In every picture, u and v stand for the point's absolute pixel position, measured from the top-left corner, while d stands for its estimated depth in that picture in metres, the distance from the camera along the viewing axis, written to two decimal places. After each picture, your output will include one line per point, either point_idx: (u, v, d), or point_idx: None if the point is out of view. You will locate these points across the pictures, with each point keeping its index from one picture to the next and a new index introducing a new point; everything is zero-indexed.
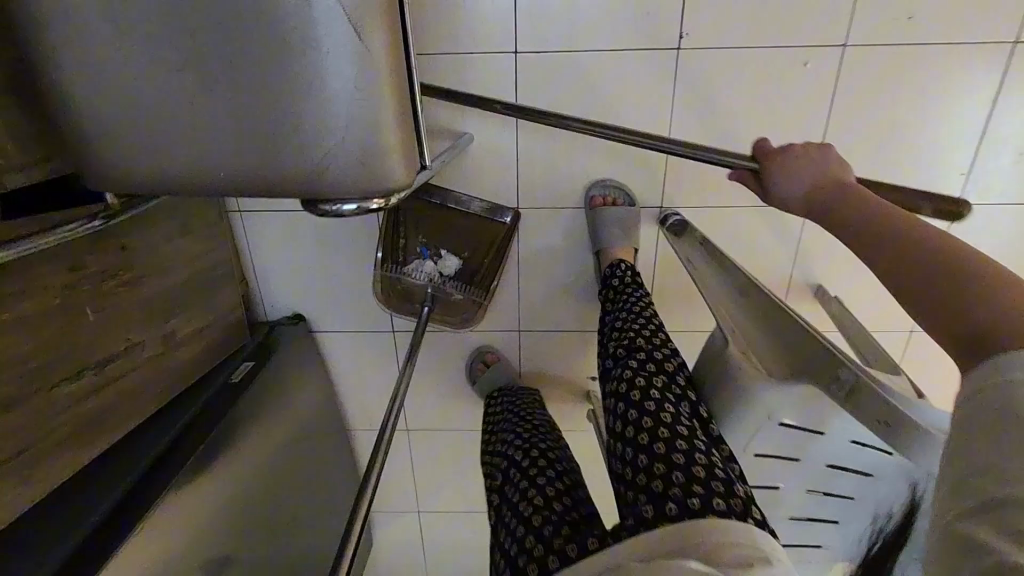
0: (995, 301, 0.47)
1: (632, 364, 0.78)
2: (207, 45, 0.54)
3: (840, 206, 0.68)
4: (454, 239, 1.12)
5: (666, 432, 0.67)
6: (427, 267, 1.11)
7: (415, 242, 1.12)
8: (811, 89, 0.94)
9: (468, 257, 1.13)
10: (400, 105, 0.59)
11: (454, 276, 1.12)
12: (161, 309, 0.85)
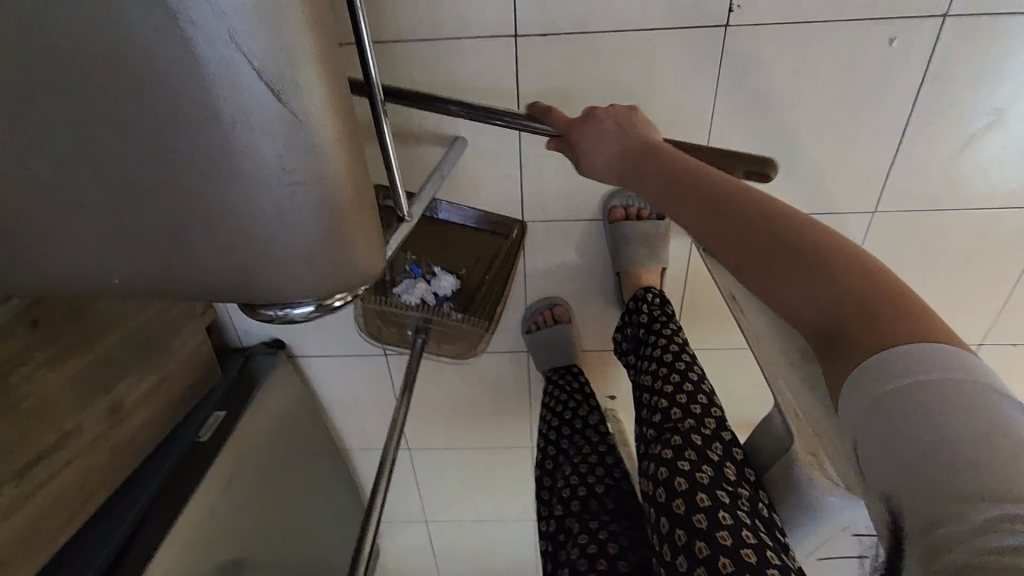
0: (905, 329, 0.43)
1: (667, 448, 0.64)
2: (60, 117, 0.36)
3: (674, 182, 0.58)
4: (450, 254, 0.90)
5: (726, 554, 0.53)
6: (418, 288, 0.86)
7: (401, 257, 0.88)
8: (892, 73, 0.75)
9: (469, 274, 0.89)
10: (358, 175, 0.42)
11: (452, 298, 0.87)
12: (103, 378, 0.72)
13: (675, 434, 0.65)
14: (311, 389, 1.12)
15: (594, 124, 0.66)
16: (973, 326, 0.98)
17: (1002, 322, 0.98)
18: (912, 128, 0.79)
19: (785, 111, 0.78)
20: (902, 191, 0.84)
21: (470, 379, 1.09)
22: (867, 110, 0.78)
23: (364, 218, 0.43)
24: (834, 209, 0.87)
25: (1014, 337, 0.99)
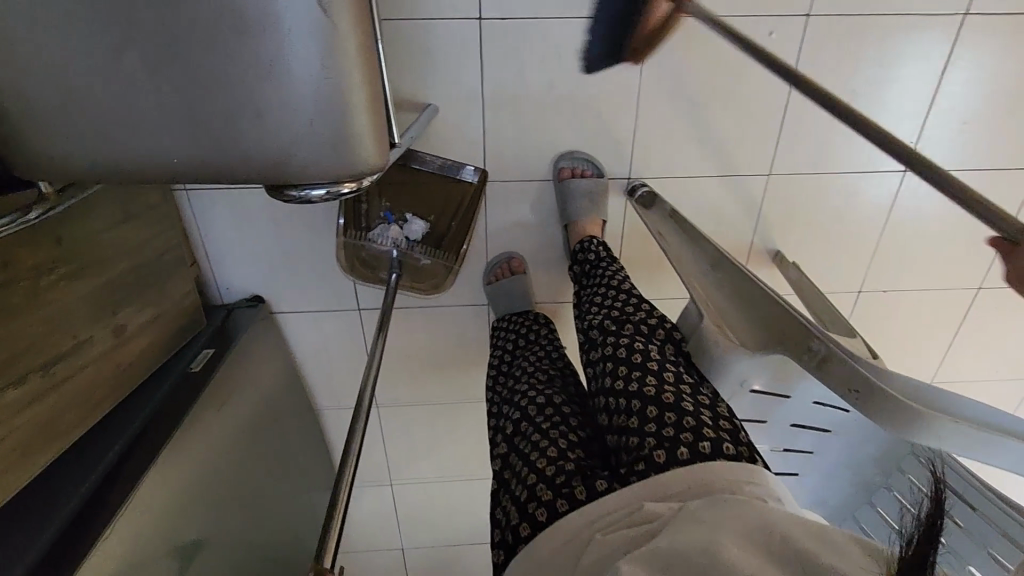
0: None
1: (623, 326, 0.78)
2: (147, 21, 0.48)
3: None
4: (420, 203, 1.07)
5: (669, 386, 0.68)
6: (392, 232, 1.06)
7: (378, 205, 1.07)
8: (773, 59, 0.96)
9: (434, 222, 1.08)
10: (371, 84, 0.55)
11: (421, 240, 1.08)
12: (110, 300, 0.79)
13: (629, 318, 0.80)
14: (286, 347, 1.20)
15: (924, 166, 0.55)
16: (853, 274, 1.20)
17: (874, 271, 1.20)
18: (791, 104, 1.00)
19: (695, 88, 0.98)
20: (788, 157, 1.05)
21: (435, 333, 1.21)
22: (757, 89, 0.99)
23: (371, 118, 0.56)
24: (738, 172, 1.06)
25: (884, 284, 1.22)
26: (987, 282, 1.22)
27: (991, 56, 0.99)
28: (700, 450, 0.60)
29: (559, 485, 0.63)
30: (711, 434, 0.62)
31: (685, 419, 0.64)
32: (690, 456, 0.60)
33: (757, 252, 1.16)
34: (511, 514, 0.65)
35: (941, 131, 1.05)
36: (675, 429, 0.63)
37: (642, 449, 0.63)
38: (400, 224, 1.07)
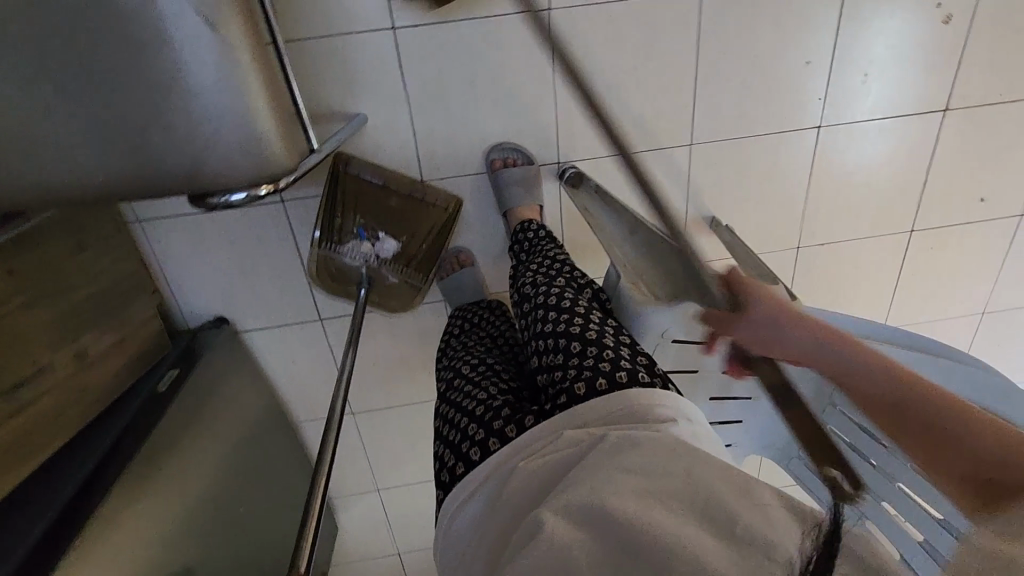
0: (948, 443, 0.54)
1: (555, 289, 0.88)
2: (53, 54, 0.53)
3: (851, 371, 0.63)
4: (396, 223, 1.12)
5: (592, 334, 0.77)
6: (364, 249, 1.11)
7: (353, 220, 1.10)
8: (676, 36, 1.02)
9: (407, 244, 1.14)
10: (272, 92, 0.60)
11: (390, 259, 1.14)
12: (68, 327, 0.83)
13: (561, 283, 0.89)
14: (255, 364, 1.24)
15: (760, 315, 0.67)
16: (787, 231, 1.26)
17: (808, 226, 1.26)
18: (701, 75, 1.06)
19: (608, 70, 1.04)
20: (707, 126, 1.11)
21: (397, 334, 1.25)
22: (667, 65, 1.05)
23: (278, 122, 0.61)
24: (661, 145, 1.12)
25: (820, 238, 1.28)
26: (916, 225, 1.28)
27: (881, 9, 1.05)
28: (617, 379, 0.69)
29: (492, 424, 0.72)
30: (625, 367, 0.71)
31: (604, 359, 0.73)
32: (608, 385, 0.69)
33: (693, 220, 1.21)
34: (453, 455, 0.74)
35: (848, 86, 1.11)
36: (595, 365, 0.72)
37: (565, 386, 0.72)
38: (371, 242, 1.12)
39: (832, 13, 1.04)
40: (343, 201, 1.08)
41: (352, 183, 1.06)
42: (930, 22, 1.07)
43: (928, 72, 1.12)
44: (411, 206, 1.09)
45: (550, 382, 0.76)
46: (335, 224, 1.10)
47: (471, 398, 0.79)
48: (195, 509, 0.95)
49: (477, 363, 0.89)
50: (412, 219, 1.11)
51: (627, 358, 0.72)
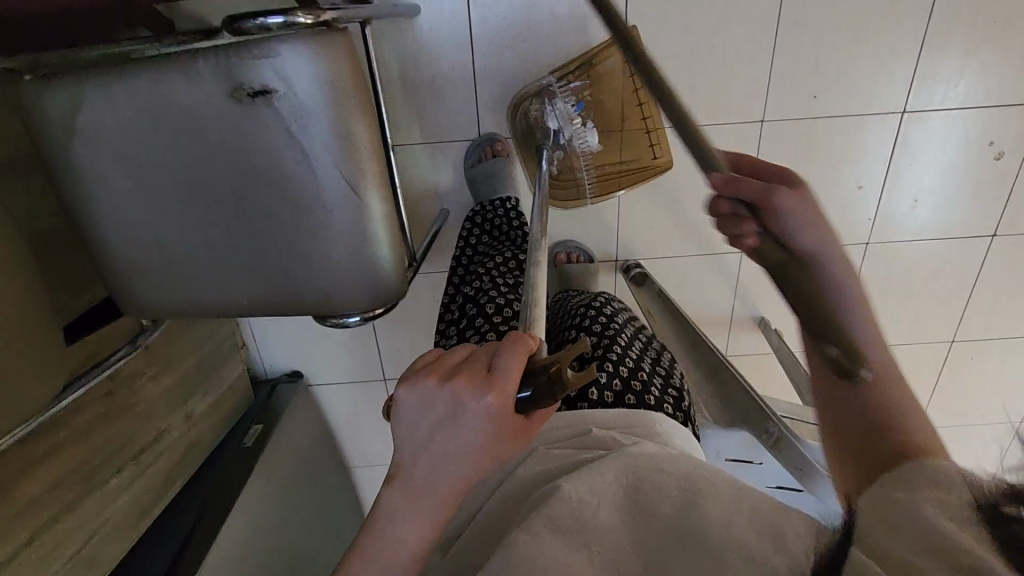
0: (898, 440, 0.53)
1: (604, 311, 0.94)
2: (224, 207, 0.64)
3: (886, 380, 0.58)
4: (609, 121, 1.07)
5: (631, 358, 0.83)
6: (575, 124, 1.05)
7: (585, 91, 1.04)
8: (737, 159, 1.11)
9: (602, 150, 1.09)
10: (394, 237, 0.71)
11: (581, 149, 1.08)
12: (181, 393, 0.95)
13: (609, 309, 0.95)
14: (322, 412, 1.35)
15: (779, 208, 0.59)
16: None
17: None
18: None
19: (670, 183, 1.13)
20: None
21: None
22: None
23: (397, 262, 0.72)
24: (714, 250, 1.20)
25: None
26: (958, 336, 1.32)
27: (933, 144, 1.11)
28: (645, 403, 0.76)
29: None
30: (653, 399, 0.78)
31: (636, 382, 0.79)
32: (636, 404, 0.76)
33: (741, 317, 1.28)
34: None
35: (897, 207, 1.17)
36: (626, 385, 0.78)
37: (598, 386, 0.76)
38: (580, 125, 1.06)
39: (885, 146, 1.11)
40: (594, 75, 1.02)
41: (610, 63, 1.01)
42: (982, 156, 1.12)
43: (978, 200, 1.17)
44: (627, 122, 1.07)
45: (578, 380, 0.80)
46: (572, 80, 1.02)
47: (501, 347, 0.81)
48: (271, 547, 1.06)
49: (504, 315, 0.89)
50: (619, 136, 1.08)
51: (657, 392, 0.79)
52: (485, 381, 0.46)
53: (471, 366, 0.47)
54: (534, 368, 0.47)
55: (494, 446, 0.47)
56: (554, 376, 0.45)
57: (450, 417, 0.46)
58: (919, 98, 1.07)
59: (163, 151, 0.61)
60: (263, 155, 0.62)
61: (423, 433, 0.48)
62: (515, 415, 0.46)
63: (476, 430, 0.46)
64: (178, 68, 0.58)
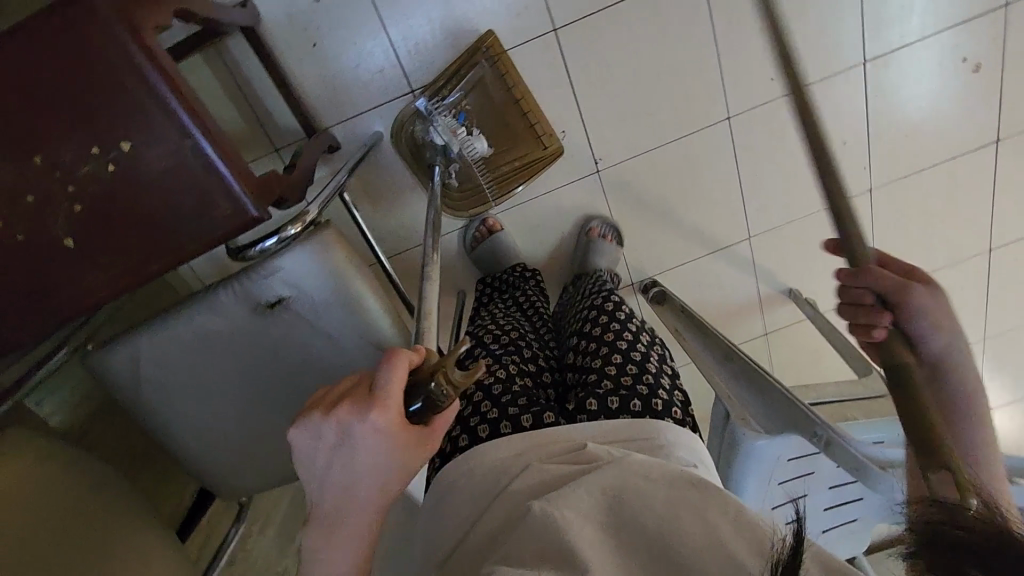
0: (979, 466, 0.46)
1: (611, 305, 0.89)
2: (274, 396, 0.73)
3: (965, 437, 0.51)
4: (498, 126, 1.03)
5: (637, 356, 0.78)
6: (462, 134, 0.99)
7: (461, 100, 1.00)
8: (715, 158, 1.13)
9: (494, 153, 1.04)
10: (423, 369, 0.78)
11: (476, 159, 1.03)
12: (287, 534, 1.05)
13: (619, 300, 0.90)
14: None
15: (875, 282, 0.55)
16: None
17: None
18: (746, 180, 1.16)
19: (659, 200, 1.16)
20: (760, 218, 1.21)
21: None
22: (710, 180, 1.15)
23: None
24: (722, 244, 1.23)
25: None
26: (994, 243, 1.30)
27: (908, 79, 1.10)
28: (651, 405, 0.71)
29: (507, 403, 0.72)
30: (662, 396, 0.72)
31: (643, 382, 0.74)
32: (641, 407, 0.70)
33: (770, 295, 1.30)
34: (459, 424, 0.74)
35: (893, 147, 1.16)
36: (628, 384, 0.73)
37: (598, 390, 0.73)
38: (467, 133, 1.00)
39: (859, 97, 1.11)
40: (466, 82, 0.98)
41: (479, 69, 0.98)
42: (960, 73, 1.10)
43: (970, 115, 1.15)
44: (516, 122, 1.02)
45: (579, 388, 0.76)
46: (445, 93, 0.98)
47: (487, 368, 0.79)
48: None
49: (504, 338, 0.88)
50: (506, 138, 1.04)
51: (667, 388, 0.74)
52: (369, 402, 0.48)
53: (352, 391, 0.49)
54: (414, 380, 0.50)
55: (392, 459, 0.49)
56: (438, 385, 0.49)
57: (341, 441, 0.48)
58: (875, 45, 1.07)
59: (210, 368, 0.70)
60: (295, 348, 0.70)
61: (319, 467, 0.49)
62: (407, 426, 0.49)
63: (367, 450, 0.48)
64: (207, 306, 0.67)
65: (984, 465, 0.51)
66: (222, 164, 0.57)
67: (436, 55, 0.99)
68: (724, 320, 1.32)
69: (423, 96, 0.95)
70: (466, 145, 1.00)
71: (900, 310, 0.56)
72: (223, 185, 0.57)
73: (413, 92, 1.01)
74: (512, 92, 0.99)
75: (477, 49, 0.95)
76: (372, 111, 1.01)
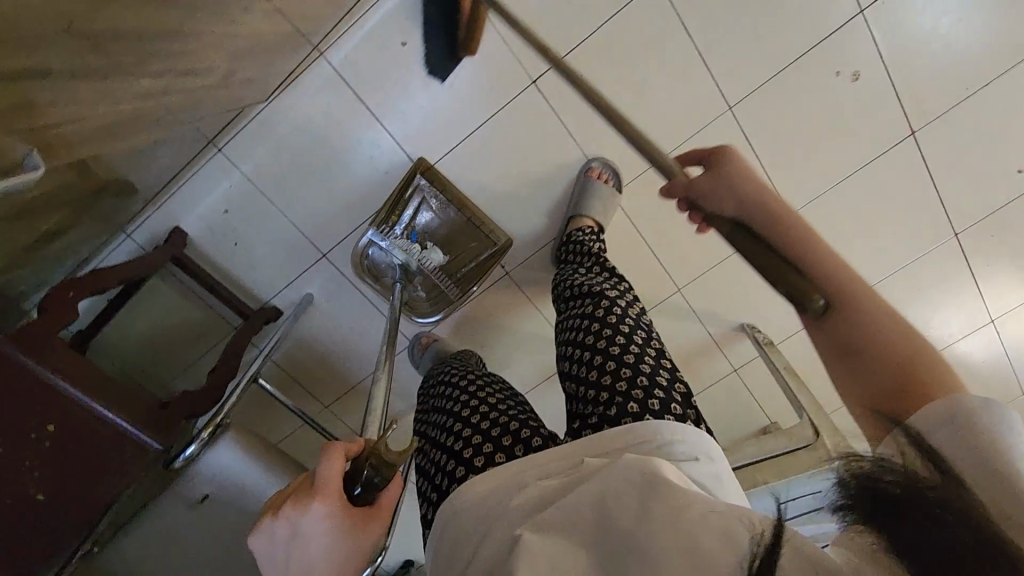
0: (878, 315, 0.57)
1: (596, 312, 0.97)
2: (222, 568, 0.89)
3: (840, 316, 0.58)
4: (446, 239, 1.13)
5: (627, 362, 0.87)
6: (415, 250, 1.08)
7: (412, 221, 1.10)
8: (613, 230, 1.17)
9: (448, 258, 1.13)
10: None
11: (434, 269, 1.11)
12: None
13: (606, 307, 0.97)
14: None
15: (718, 183, 0.69)
16: None
17: None
18: (653, 239, 1.18)
19: None
20: (683, 268, 1.21)
21: None
22: (618, 249, 1.19)
23: None
24: (654, 301, 1.24)
25: None
26: (959, 227, 1.18)
27: (783, 109, 1.08)
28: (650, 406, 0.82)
29: (502, 444, 0.87)
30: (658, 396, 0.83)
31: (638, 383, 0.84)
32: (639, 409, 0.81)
33: (723, 333, 1.29)
34: (463, 463, 0.87)
35: (795, 171, 1.13)
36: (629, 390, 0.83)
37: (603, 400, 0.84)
38: (421, 249, 1.09)
39: (738, 139, 1.10)
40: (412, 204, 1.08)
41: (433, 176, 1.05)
42: (840, 86, 1.06)
43: (868, 116, 1.09)
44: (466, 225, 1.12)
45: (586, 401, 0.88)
46: (394, 219, 1.07)
47: (481, 418, 0.92)
48: None
49: (495, 394, 0.99)
50: (462, 236, 1.14)
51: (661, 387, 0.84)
52: (312, 496, 0.59)
53: (300, 491, 0.60)
54: (348, 471, 0.62)
55: (345, 540, 0.59)
56: (373, 467, 0.61)
57: (295, 535, 0.59)
58: (735, 88, 1.06)
59: (164, 558, 0.86)
60: (229, 526, 0.87)
61: (283, 558, 0.60)
62: (350, 510, 0.60)
63: (317, 537, 0.58)
64: (154, 513, 0.84)
65: (840, 269, 0.61)
66: (121, 418, 0.77)
67: (332, 223, 1.13)
68: (684, 365, 1.32)
69: (373, 229, 1.03)
70: (421, 258, 1.09)
71: (700, 201, 0.69)
72: (130, 437, 0.77)
73: (326, 255, 1.16)
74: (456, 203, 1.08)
75: (415, 171, 1.04)
76: (297, 280, 1.17)
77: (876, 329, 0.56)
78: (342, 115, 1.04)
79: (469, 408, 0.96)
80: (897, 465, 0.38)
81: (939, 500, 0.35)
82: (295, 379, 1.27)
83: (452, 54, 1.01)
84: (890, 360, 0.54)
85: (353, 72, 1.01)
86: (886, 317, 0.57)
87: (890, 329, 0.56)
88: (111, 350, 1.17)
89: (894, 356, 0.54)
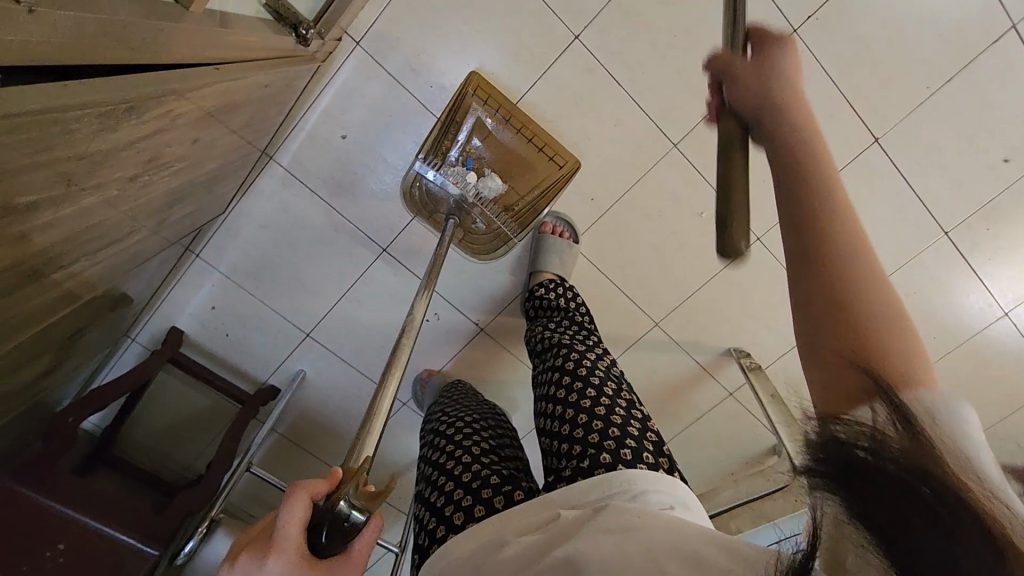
0: (844, 232, 0.49)
1: (563, 355, 0.87)
2: None
3: (830, 214, 0.50)
4: (507, 167, 1.03)
5: (601, 409, 0.75)
6: (470, 180, 1.00)
7: (466, 146, 1.01)
8: (580, 276, 1.17)
9: (508, 188, 1.04)
10: None
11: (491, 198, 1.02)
12: None
13: (573, 353, 0.87)
14: None
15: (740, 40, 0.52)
16: None
17: None
18: (623, 280, 1.17)
19: None
20: (658, 303, 1.20)
21: None
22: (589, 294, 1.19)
23: None
24: (634, 338, 1.23)
25: None
26: (947, 225, 1.12)
27: None
28: (622, 455, 0.68)
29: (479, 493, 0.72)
30: (630, 445, 0.70)
31: (610, 434, 0.71)
32: (611, 459, 0.68)
33: (712, 360, 1.26)
34: (436, 516, 0.73)
35: (755, 195, 1.11)
36: (598, 441, 0.71)
37: (572, 452, 0.71)
38: (477, 178, 1.01)
39: (690, 173, 1.09)
40: (466, 126, 0.99)
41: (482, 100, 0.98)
42: None
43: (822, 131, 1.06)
44: (523, 151, 1.02)
45: (555, 448, 0.75)
46: (448, 145, 1.00)
47: (453, 462, 0.79)
48: None
49: (469, 435, 0.86)
50: (518, 166, 1.03)
51: (634, 435, 0.71)
52: (269, 548, 0.45)
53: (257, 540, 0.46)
54: (319, 510, 0.47)
55: None
56: (347, 502, 0.46)
57: None
58: (677, 126, 1.05)
59: None
60: None
61: None
62: (315, 565, 0.45)
63: None
64: None
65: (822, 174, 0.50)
66: (123, 534, 0.88)
67: (309, 304, 1.20)
68: (678, 396, 1.31)
69: (421, 159, 0.97)
70: (477, 189, 1.01)
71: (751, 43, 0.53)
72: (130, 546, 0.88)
73: (310, 334, 1.22)
74: (517, 126, 1.00)
75: (463, 91, 0.97)
76: (286, 360, 1.25)
77: (854, 247, 0.49)
78: (302, 207, 1.10)
79: (441, 454, 0.83)
80: (864, 432, 0.36)
81: (898, 460, 0.34)
82: (300, 447, 1.34)
83: (394, 138, 1.05)
84: (842, 302, 0.47)
85: (303, 168, 1.07)
86: (852, 237, 0.49)
87: (855, 243, 0.49)
88: (136, 441, 1.27)
89: (840, 300, 0.47)
